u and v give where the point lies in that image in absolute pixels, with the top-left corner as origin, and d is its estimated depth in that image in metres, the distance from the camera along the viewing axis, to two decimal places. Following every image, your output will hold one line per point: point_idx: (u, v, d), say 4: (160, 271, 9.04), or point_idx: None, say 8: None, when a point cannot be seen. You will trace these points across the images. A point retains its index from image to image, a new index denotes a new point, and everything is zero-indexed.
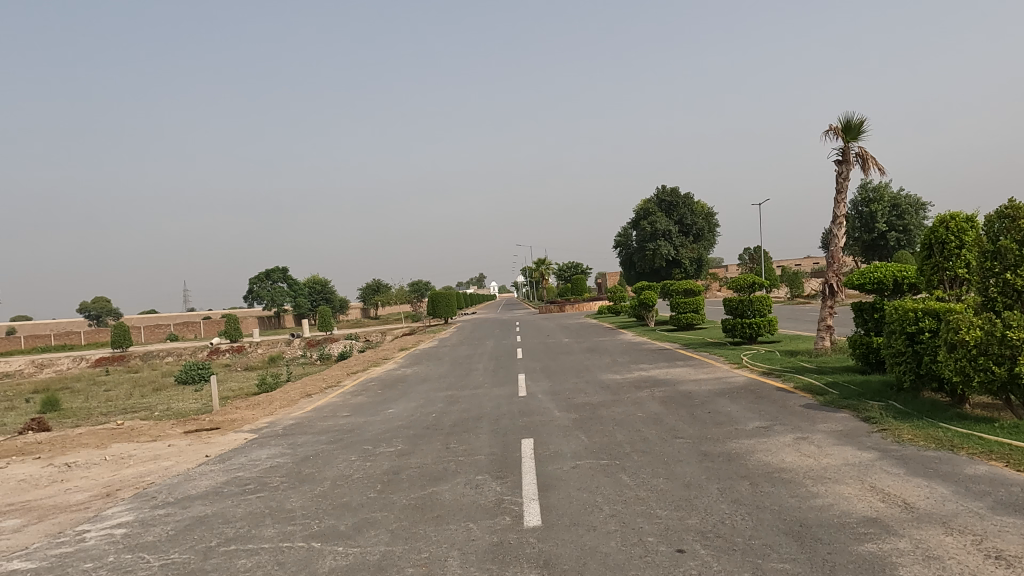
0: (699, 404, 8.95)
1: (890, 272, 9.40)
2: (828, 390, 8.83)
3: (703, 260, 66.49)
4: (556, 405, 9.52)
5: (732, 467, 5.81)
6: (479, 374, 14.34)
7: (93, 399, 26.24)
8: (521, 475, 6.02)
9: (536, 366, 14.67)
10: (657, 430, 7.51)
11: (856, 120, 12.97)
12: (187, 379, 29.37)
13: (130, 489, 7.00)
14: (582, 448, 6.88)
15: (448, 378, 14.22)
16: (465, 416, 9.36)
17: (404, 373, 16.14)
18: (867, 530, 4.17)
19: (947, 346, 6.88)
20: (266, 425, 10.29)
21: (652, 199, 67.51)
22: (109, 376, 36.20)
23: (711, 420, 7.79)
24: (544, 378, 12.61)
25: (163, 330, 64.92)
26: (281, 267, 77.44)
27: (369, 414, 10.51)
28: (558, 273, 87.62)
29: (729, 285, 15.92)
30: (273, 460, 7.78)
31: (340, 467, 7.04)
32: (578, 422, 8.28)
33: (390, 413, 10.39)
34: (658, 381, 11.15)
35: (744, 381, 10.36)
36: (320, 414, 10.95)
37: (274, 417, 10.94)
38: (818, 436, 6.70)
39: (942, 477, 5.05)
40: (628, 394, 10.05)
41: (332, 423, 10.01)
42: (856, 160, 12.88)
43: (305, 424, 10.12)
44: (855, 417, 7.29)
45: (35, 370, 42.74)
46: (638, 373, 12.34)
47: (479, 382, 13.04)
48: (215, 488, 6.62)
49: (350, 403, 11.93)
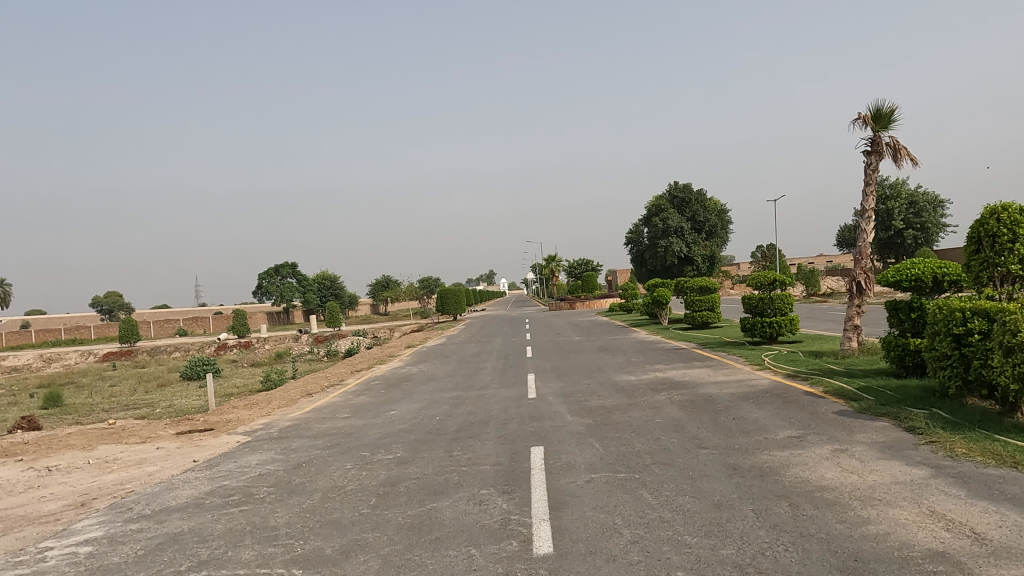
0: (722, 409, 8.31)
1: (928, 268, 8.73)
2: (862, 395, 8.15)
3: (716, 258, 65.49)
4: (567, 409, 8.92)
5: (766, 484, 5.20)
6: (487, 374, 13.77)
7: (96, 396, 25.90)
8: (530, 490, 5.44)
9: (547, 366, 14.07)
10: (679, 439, 6.89)
11: (887, 108, 12.26)
12: (192, 375, 29.05)
13: (108, 498, 6.49)
14: (597, 458, 6.29)
15: (455, 377, 13.66)
16: (471, 420, 8.77)
17: (409, 371, 15.56)
18: (936, 567, 3.55)
19: (1002, 349, 6.22)
20: (262, 427, 9.74)
21: (664, 195, 66.77)
22: (116, 371, 35.94)
23: (737, 428, 7.16)
24: (555, 379, 12.03)
25: (172, 324, 64.95)
26: (291, 262, 77.49)
27: (370, 416, 9.95)
28: (568, 270, 87.08)
29: (749, 282, 15.21)
30: (263, 467, 7.23)
31: (333, 476, 6.48)
32: (591, 428, 7.67)
33: (391, 415, 9.84)
34: (676, 384, 10.51)
35: (769, 384, 9.69)
36: (320, 415, 10.44)
37: (271, 418, 10.38)
38: (858, 448, 6.07)
39: (1012, 501, 4.41)
40: (644, 398, 9.43)
41: (330, 426, 9.47)
42: (887, 150, 12.16)
43: (303, 426, 9.58)
44: (897, 427, 6.63)
45: (43, 365, 42.66)
46: (654, 374, 11.72)
47: (487, 381, 12.47)
48: (196, 500, 6.07)
49: (351, 403, 11.36)
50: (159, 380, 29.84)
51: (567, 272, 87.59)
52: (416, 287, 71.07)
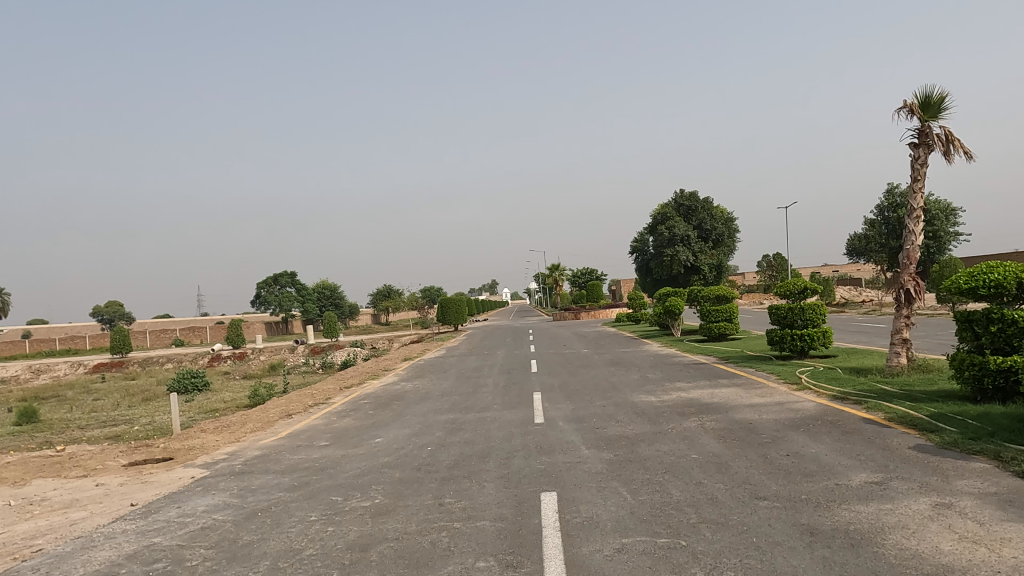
0: (769, 441, 6.91)
1: (1010, 273, 7.38)
2: (939, 425, 6.75)
3: (723, 266, 64.12)
4: (581, 440, 7.52)
5: (866, 561, 3.81)
6: (488, 392, 12.37)
7: (76, 411, 24.48)
8: (542, 564, 4.06)
9: (554, 383, 12.67)
10: (726, 483, 5.51)
11: (937, 94, 10.92)
12: (179, 389, 27.68)
13: (5, 561, 5.11)
14: (627, 513, 4.90)
15: (452, 396, 12.28)
16: (468, 453, 7.38)
17: (403, 389, 14.16)
18: None
19: None
20: (224, 458, 8.33)
21: (669, 203, 65.66)
22: (103, 384, 34.52)
23: (797, 469, 5.76)
24: (564, 399, 10.63)
25: (168, 334, 63.62)
26: (290, 272, 76.20)
27: (352, 445, 8.56)
28: (572, 279, 85.88)
29: (776, 290, 13.81)
30: (210, 515, 5.86)
31: (291, 534, 5.09)
32: (613, 466, 6.28)
33: (376, 444, 8.46)
34: (706, 407, 9.10)
35: (817, 409, 8.29)
36: (294, 443, 9.04)
37: (237, 447, 8.98)
38: (966, 501, 4.68)
39: None
40: (672, 425, 8.03)
41: (303, 457, 8.08)
42: (938, 142, 10.83)
43: (272, 458, 8.18)
44: (1004, 471, 5.23)
45: (31, 376, 41.32)
46: (677, 395, 10.33)
47: (487, 402, 11.06)
48: (110, 569, 4.68)
49: (332, 428, 9.96)
50: (145, 393, 28.41)
51: (571, 281, 86.37)
52: (417, 296, 69.92)
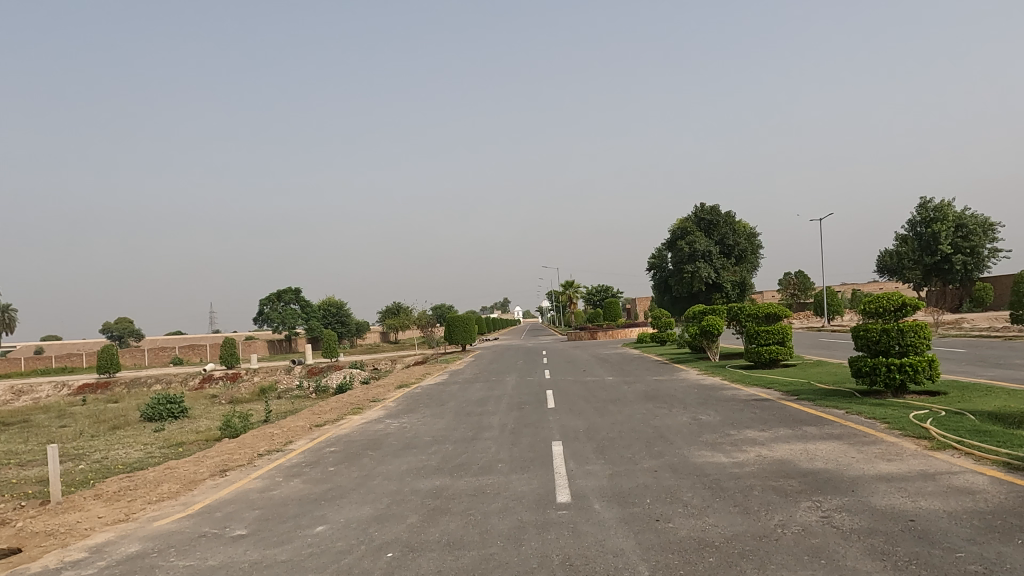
0: (985, 571, 3.83)
1: None
2: None
3: (747, 284, 60.77)
4: (639, 552, 4.50)
5: None
6: (492, 439, 9.36)
7: (30, 442, 21.58)
8: None
9: (578, 428, 9.65)
10: None
11: None
12: (152, 416, 24.75)
13: None
14: None
15: (444, 445, 9.28)
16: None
17: (385, 430, 11.16)
18: None
19: None
20: (76, 563, 5.34)
21: (690, 218, 62.80)
22: (79, 408, 31.67)
23: None
24: (596, 457, 7.61)
25: (166, 352, 61.03)
26: (295, 288, 73.68)
27: (281, 538, 5.59)
28: (587, 297, 82.92)
29: (863, 306, 10.71)
30: None
31: None
32: None
33: (314, 540, 5.45)
34: (816, 480, 6.04)
35: (1007, 495, 5.19)
36: (200, 530, 6.05)
37: (111, 538, 5.97)
38: None
39: None
40: (782, 520, 4.98)
41: (191, 565, 5.08)
42: None
43: (147, 564, 5.20)
44: None
45: (10, 399, 38.55)
46: (756, 454, 7.28)
47: (488, 458, 8.07)
48: None
49: (268, 499, 6.97)
50: (116, 420, 25.47)
51: (586, 299, 83.41)
52: (426, 313, 67.07)
